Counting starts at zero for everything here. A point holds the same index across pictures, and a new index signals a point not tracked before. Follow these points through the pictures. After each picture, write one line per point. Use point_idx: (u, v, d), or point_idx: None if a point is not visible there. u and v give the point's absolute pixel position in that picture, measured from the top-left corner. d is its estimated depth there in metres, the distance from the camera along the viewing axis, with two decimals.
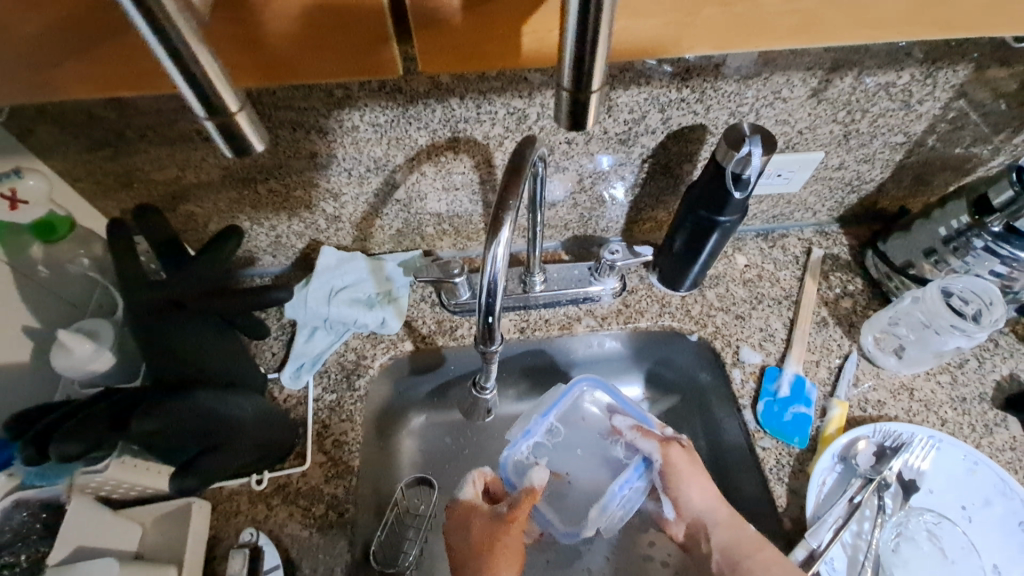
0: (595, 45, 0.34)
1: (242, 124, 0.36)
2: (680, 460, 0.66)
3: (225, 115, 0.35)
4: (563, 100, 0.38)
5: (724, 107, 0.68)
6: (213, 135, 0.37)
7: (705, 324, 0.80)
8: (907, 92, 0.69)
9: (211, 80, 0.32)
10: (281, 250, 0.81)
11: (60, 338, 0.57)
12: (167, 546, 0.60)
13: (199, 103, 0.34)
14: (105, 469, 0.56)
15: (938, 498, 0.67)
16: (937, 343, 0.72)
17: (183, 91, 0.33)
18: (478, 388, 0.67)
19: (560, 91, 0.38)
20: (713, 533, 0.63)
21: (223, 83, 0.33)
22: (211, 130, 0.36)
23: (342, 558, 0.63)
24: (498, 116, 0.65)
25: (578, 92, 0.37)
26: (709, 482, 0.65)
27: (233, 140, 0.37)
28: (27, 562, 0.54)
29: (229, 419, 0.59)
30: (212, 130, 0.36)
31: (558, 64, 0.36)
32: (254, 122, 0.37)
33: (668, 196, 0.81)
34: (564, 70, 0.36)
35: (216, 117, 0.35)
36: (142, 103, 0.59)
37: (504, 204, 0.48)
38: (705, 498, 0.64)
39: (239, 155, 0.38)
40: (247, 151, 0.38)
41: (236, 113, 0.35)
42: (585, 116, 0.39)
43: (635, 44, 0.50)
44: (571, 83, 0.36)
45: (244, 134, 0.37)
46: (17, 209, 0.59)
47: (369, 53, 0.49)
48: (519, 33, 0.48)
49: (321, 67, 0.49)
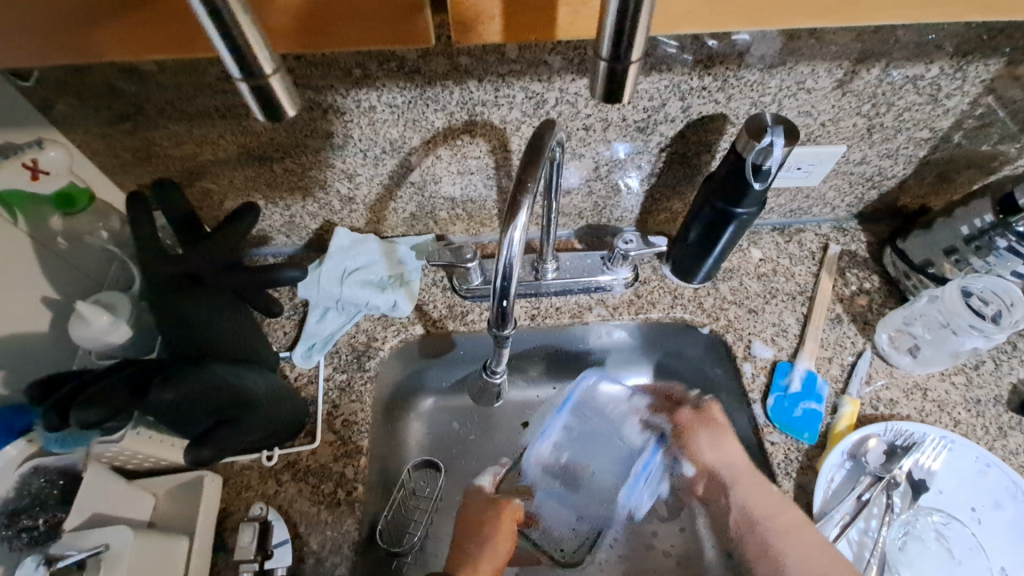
0: (636, 14, 0.33)
1: (277, 88, 0.36)
2: (695, 422, 0.75)
3: (258, 77, 0.34)
4: (601, 71, 0.37)
5: (747, 96, 0.67)
6: (246, 96, 0.36)
7: (717, 316, 0.79)
8: (935, 86, 0.67)
9: (252, 45, 0.33)
10: (295, 230, 0.81)
11: (79, 309, 0.58)
12: (180, 516, 0.62)
13: (235, 63, 0.33)
14: (121, 439, 0.58)
15: (947, 498, 0.66)
16: (955, 343, 0.72)
17: (219, 52, 0.33)
18: (488, 371, 0.67)
19: (598, 61, 0.37)
20: (733, 490, 0.67)
21: (258, 40, 0.33)
22: (244, 91, 0.35)
23: (350, 536, 0.64)
24: (516, 99, 0.65)
25: (618, 63, 0.36)
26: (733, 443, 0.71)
27: (266, 102, 0.36)
28: (44, 526, 0.55)
29: (244, 393, 0.60)
30: (246, 92, 0.36)
31: (600, 32, 0.36)
32: (288, 87, 0.36)
33: (685, 186, 0.80)
34: (606, 39, 0.35)
35: (250, 80, 0.34)
36: (162, 77, 0.59)
37: (523, 188, 0.48)
38: (727, 459, 0.70)
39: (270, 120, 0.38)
40: (279, 116, 0.38)
41: (271, 76, 0.35)
42: (621, 91, 0.38)
43: (672, 15, 0.48)
44: (610, 53, 0.36)
45: (278, 98, 0.36)
46: (39, 179, 0.60)
47: (408, 20, 0.48)
48: (556, 5, 0.48)
49: (353, 32, 0.48)
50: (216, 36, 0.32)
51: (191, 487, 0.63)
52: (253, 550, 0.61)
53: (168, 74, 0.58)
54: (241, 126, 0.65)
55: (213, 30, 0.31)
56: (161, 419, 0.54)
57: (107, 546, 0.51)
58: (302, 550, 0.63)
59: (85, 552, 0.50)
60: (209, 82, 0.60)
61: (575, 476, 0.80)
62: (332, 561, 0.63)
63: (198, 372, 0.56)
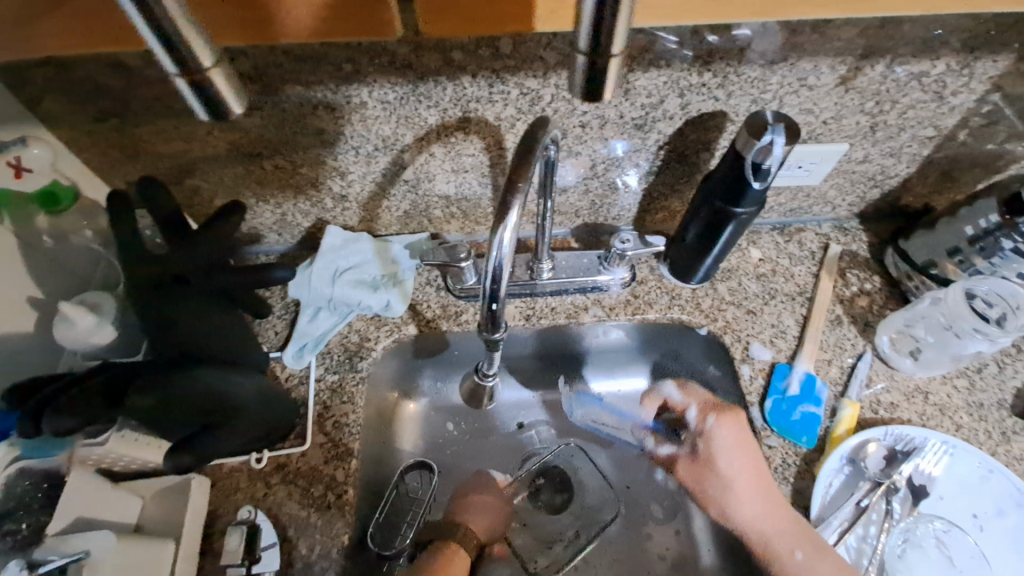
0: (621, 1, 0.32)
1: (219, 84, 0.35)
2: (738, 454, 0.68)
3: (196, 73, 0.34)
4: (580, 63, 0.36)
5: (747, 93, 0.65)
6: (185, 93, 0.35)
7: (715, 317, 0.78)
8: (941, 83, 0.66)
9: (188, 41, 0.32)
10: (287, 228, 0.80)
11: (62, 310, 0.57)
12: (166, 519, 0.61)
13: (169, 60, 0.33)
14: (105, 442, 0.57)
15: (948, 505, 0.65)
16: (957, 347, 0.70)
17: (150, 45, 0.32)
18: (481, 374, 0.66)
19: (577, 54, 0.36)
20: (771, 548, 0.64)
21: (196, 36, 0.32)
22: (183, 88, 0.35)
23: (339, 540, 0.63)
24: (510, 96, 0.63)
25: (598, 57, 0.35)
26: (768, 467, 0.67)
27: (207, 101, 0.36)
28: (28, 529, 0.54)
29: (231, 397, 0.58)
30: (185, 89, 0.35)
31: (578, 25, 0.34)
32: (230, 83, 0.36)
33: (683, 185, 0.78)
34: (584, 29, 0.34)
35: (186, 76, 0.34)
36: (146, 72, 0.57)
37: (513, 188, 0.46)
38: (760, 508, 0.65)
39: (214, 118, 0.37)
40: (224, 114, 0.37)
41: (210, 69, 0.34)
42: (605, 82, 0.37)
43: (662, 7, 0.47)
44: (589, 47, 0.35)
45: (220, 94, 0.35)
46: (22, 177, 0.59)
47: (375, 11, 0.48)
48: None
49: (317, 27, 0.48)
50: (148, 33, 0.31)
51: (178, 490, 0.62)
52: (241, 551, 0.61)
53: (152, 69, 0.57)
54: (229, 122, 0.64)
55: (144, 27, 0.31)
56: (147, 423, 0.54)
57: (88, 552, 0.50)
58: (290, 554, 0.62)
59: (67, 558, 0.49)
60: None
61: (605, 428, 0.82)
62: (321, 565, 0.62)
63: (184, 373, 0.55)
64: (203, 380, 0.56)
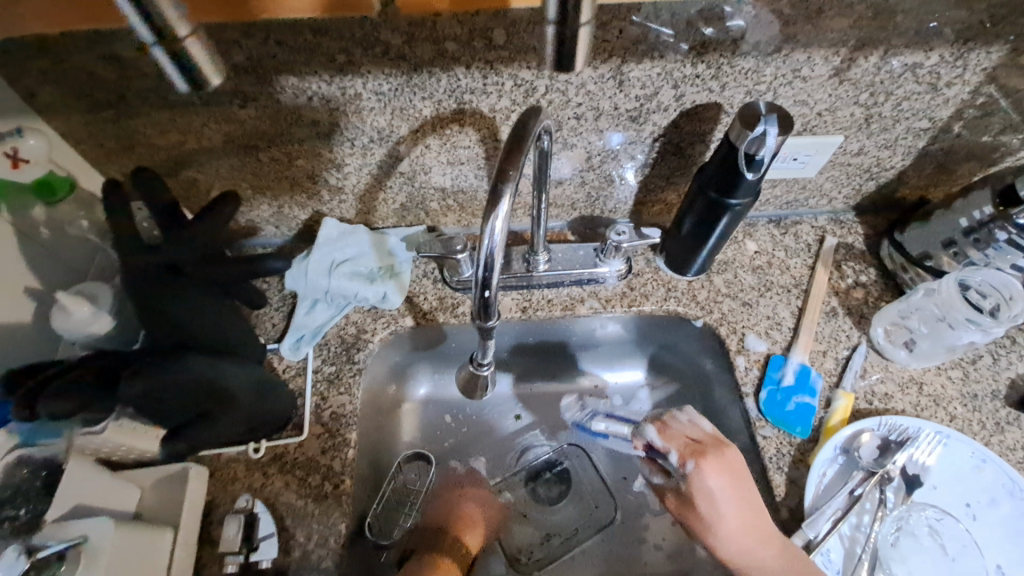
0: None
1: (196, 52, 0.34)
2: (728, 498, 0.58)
3: (174, 40, 0.33)
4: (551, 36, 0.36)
5: (742, 85, 0.65)
6: (164, 65, 0.35)
7: (711, 309, 0.78)
8: (935, 74, 0.66)
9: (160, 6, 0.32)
10: (284, 221, 0.80)
11: (60, 300, 0.58)
12: (164, 507, 0.62)
13: (146, 27, 0.32)
14: (103, 430, 0.57)
15: (941, 494, 0.66)
16: (951, 337, 0.70)
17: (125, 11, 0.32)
18: (476, 364, 0.66)
19: (548, 26, 0.36)
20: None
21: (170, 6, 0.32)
22: (159, 57, 0.34)
23: (336, 529, 0.63)
24: (505, 87, 0.63)
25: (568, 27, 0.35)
26: (759, 507, 0.59)
27: (184, 71, 0.35)
28: (27, 515, 0.55)
29: (228, 385, 0.59)
30: (161, 59, 0.34)
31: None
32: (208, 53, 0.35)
33: (679, 177, 0.79)
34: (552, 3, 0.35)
35: (163, 44, 0.33)
36: (142, 63, 0.58)
37: (505, 176, 0.47)
38: (750, 542, 0.57)
39: (192, 88, 0.36)
40: (201, 84, 0.36)
41: (186, 38, 0.34)
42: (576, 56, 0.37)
43: None
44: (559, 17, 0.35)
45: (197, 62, 0.35)
46: (20, 167, 0.60)
47: None
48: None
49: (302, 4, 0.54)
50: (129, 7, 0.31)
51: (176, 479, 0.63)
52: (238, 540, 0.61)
53: (148, 60, 0.57)
54: (226, 114, 0.64)
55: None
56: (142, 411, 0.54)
57: (86, 537, 0.52)
58: (288, 543, 0.63)
59: (65, 543, 0.50)
60: None
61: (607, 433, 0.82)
62: (318, 554, 0.62)
63: None
64: (199, 368, 0.57)
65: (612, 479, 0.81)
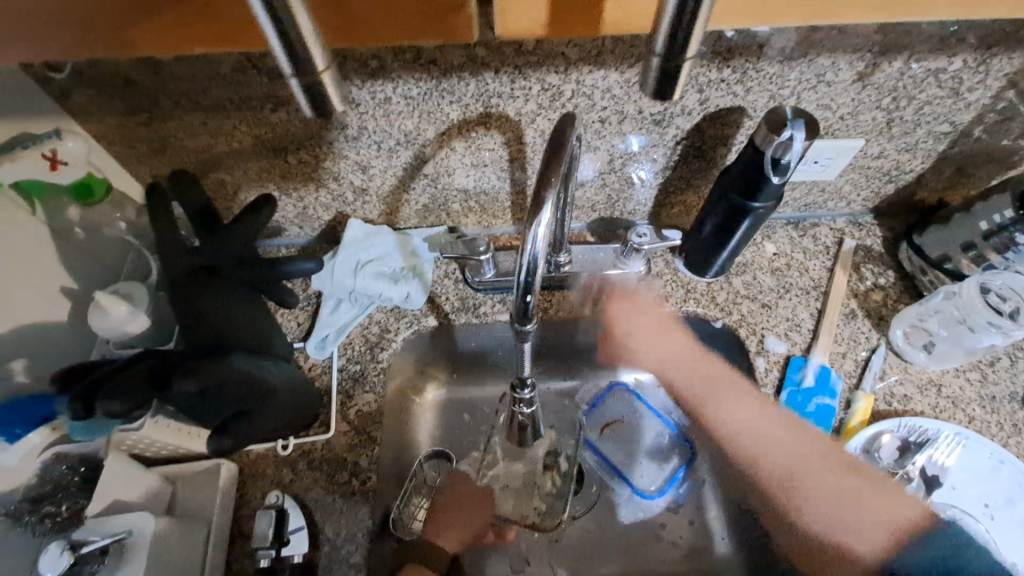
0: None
1: (328, 84, 0.39)
2: (682, 343, 0.81)
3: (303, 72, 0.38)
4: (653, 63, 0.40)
5: (765, 89, 0.66)
6: (297, 93, 0.40)
7: (730, 311, 0.79)
8: (957, 79, 0.66)
9: (303, 36, 0.35)
10: (308, 222, 0.81)
11: (98, 299, 0.59)
12: (195, 502, 0.63)
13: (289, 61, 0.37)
14: (140, 428, 0.58)
15: (960, 494, 0.66)
16: (971, 340, 0.72)
17: (276, 50, 0.36)
18: (517, 387, 0.68)
19: (653, 54, 0.42)
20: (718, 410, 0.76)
21: (313, 39, 0.36)
22: (295, 88, 0.39)
23: (364, 525, 0.65)
24: (532, 91, 0.64)
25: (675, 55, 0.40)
26: (670, 330, 0.81)
27: (315, 100, 0.40)
28: (67, 512, 0.57)
29: (264, 383, 0.61)
30: (296, 88, 0.39)
31: (657, 29, 0.39)
32: (336, 83, 0.40)
33: (700, 179, 0.79)
34: (661, 37, 0.40)
35: (301, 77, 0.38)
36: (178, 68, 0.59)
37: (546, 183, 0.47)
38: (671, 348, 0.82)
39: (316, 114, 0.42)
40: (325, 111, 0.42)
41: (322, 72, 0.38)
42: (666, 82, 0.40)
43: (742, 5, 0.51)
44: (665, 51, 0.40)
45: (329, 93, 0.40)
46: (58, 169, 0.59)
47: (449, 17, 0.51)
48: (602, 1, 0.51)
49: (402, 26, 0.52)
50: (266, 23, 0.34)
51: (207, 475, 0.64)
52: (270, 536, 0.61)
53: (184, 65, 0.58)
54: (257, 117, 0.65)
55: (269, 26, 0.34)
56: (182, 408, 0.56)
57: (130, 532, 0.53)
58: (317, 538, 0.64)
59: (110, 538, 0.52)
60: (224, 73, 0.60)
61: (624, 463, 0.82)
62: (347, 549, 0.63)
63: (218, 362, 0.56)
64: (238, 365, 0.58)
65: (636, 503, 0.79)
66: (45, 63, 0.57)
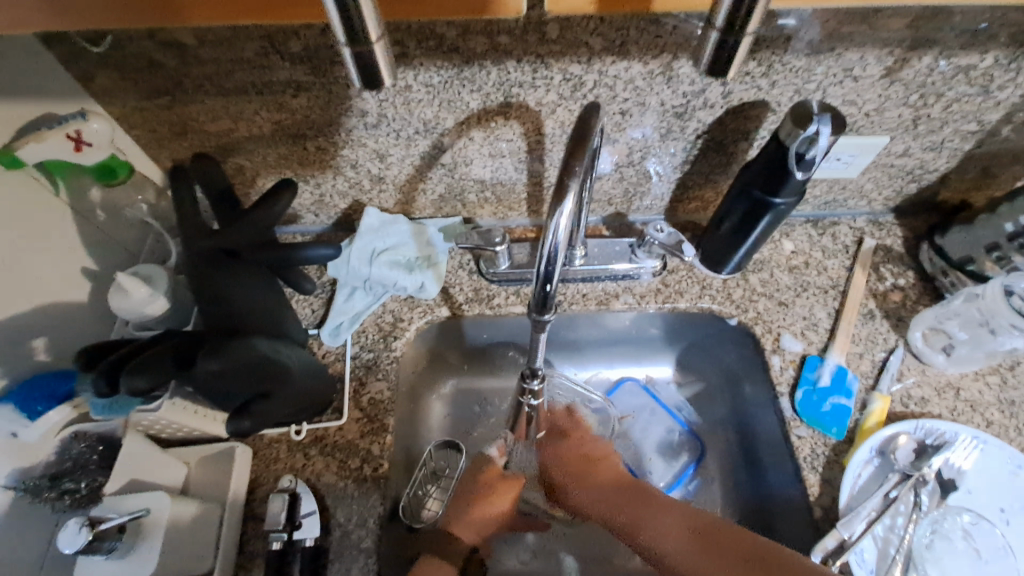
0: None
1: (377, 56, 0.38)
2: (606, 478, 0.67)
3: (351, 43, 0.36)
4: (711, 39, 0.40)
5: (791, 83, 0.65)
6: (347, 63, 0.38)
7: (746, 308, 0.78)
8: (988, 77, 0.65)
9: (364, 12, 0.34)
10: (324, 209, 0.82)
11: (120, 281, 0.60)
12: (211, 484, 0.64)
13: (344, 33, 0.36)
14: (158, 409, 0.60)
15: (976, 499, 0.65)
16: (992, 344, 0.70)
17: (331, 17, 0.35)
18: (525, 379, 0.67)
19: (711, 30, 0.40)
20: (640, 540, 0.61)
21: (370, 13, 0.35)
22: (346, 56, 0.38)
23: (375, 511, 0.65)
24: (554, 82, 0.64)
25: (729, 32, 0.39)
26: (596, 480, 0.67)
27: (363, 70, 0.38)
28: (86, 489, 0.58)
29: (283, 368, 0.61)
30: (347, 58, 0.38)
31: (717, 2, 0.38)
32: (386, 55, 0.39)
33: (719, 175, 0.79)
34: (722, 10, 0.38)
35: (353, 45, 0.36)
36: (202, 51, 0.59)
37: (569, 172, 0.47)
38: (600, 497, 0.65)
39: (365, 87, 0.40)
40: (373, 84, 0.40)
41: (375, 42, 0.37)
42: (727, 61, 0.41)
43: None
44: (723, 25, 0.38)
45: (378, 69, 0.39)
46: (82, 151, 0.60)
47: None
48: None
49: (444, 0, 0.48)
50: (333, 5, 0.34)
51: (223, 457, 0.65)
52: (284, 519, 0.61)
53: (207, 49, 0.59)
54: (277, 102, 0.65)
55: (333, 8, 0.34)
56: (201, 389, 0.56)
57: (148, 510, 0.54)
58: (329, 522, 0.64)
59: (127, 516, 0.52)
60: (248, 57, 0.60)
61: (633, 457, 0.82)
62: (358, 534, 0.64)
63: (241, 344, 0.57)
64: (257, 349, 0.59)
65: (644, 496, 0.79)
66: (70, 43, 0.57)
